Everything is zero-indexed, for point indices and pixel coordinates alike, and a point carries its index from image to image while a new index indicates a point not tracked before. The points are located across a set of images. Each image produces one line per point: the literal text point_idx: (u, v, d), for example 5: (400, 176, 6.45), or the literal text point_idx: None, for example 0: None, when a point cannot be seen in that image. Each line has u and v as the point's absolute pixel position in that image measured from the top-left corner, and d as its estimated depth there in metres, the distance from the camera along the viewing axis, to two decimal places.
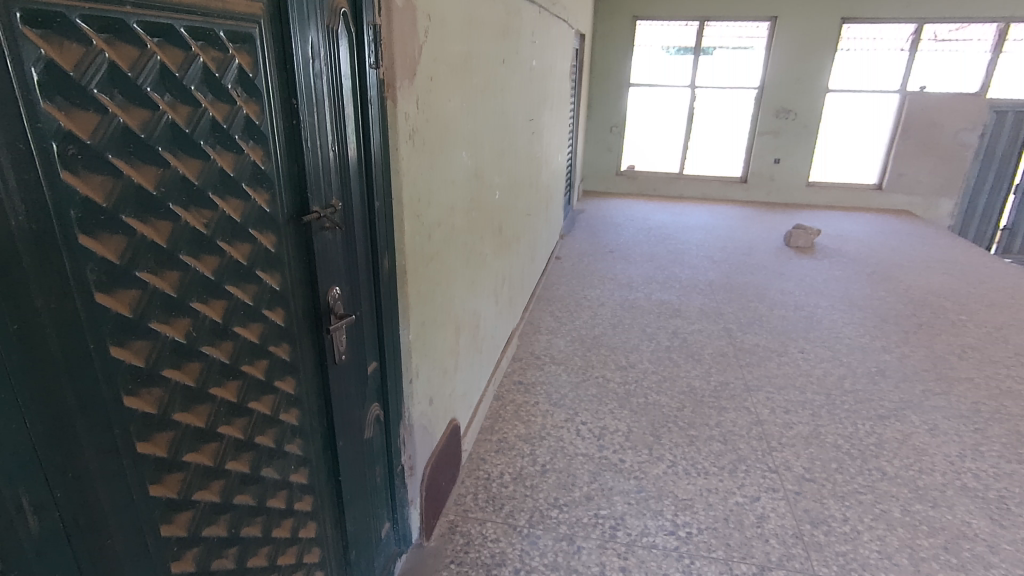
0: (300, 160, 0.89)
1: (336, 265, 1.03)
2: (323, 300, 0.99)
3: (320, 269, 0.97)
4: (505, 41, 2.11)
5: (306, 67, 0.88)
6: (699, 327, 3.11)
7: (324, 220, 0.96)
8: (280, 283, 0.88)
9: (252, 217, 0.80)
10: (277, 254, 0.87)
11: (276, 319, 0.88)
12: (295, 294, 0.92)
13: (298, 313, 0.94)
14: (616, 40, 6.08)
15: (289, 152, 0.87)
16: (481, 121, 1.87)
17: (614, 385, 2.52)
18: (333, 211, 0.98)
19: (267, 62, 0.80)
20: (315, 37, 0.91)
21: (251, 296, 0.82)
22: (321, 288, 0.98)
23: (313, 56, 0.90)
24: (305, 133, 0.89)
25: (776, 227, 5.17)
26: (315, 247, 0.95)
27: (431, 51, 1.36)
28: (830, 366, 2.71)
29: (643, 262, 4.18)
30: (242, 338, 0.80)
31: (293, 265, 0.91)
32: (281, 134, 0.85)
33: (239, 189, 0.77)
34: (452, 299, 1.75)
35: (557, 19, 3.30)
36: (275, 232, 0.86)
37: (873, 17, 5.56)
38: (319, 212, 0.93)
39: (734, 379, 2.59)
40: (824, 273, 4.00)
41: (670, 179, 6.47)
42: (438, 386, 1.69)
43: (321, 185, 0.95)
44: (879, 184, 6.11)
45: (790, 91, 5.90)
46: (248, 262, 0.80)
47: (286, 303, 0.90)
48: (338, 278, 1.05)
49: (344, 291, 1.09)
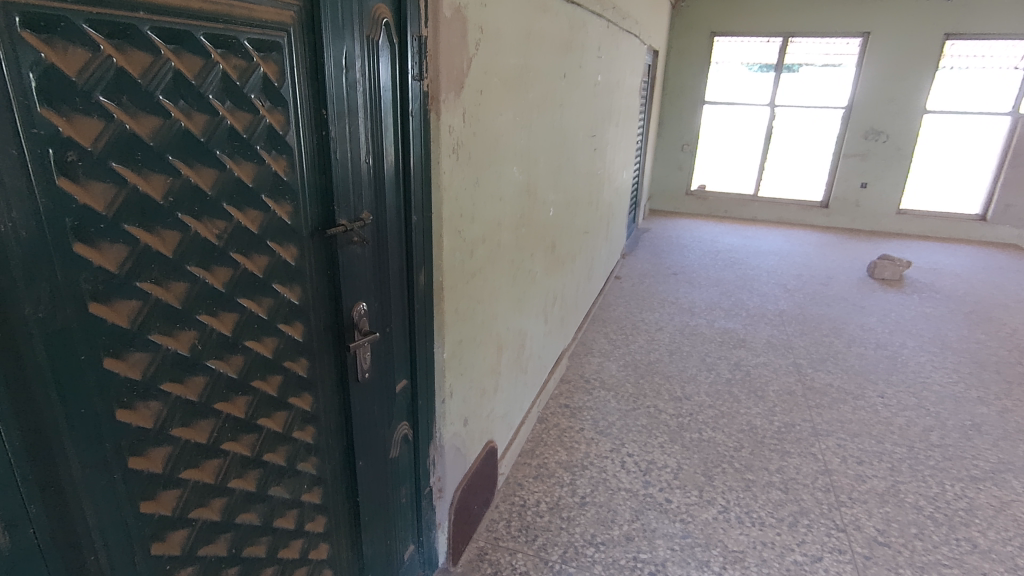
0: (328, 172, 0.87)
1: (365, 279, 1.01)
2: (347, 314, 0.96)
3: (346, 282, 0.95)
4: (568, 56, 2.06)
5: (342, 77, 0.86)
6: (766, 361, 2.89)
7: (352, 233, 0.93)
8: (301, 296, 0.86)
9: (271, 229, 0.78)
10: (300, 267, 0.85)
11: (294, 333, 0.86)
12: (318, 307, 0.90)
13: (321, 325, 0.92)
14: (692, 56, 5.89)
15: (317, 164, 0.85)
16: (536, 135, 1.83)
17: (666, 417, 2.38)
18: (363, 225, 0.96)
19: (298, 72, 0.79)
20: (353, 49, 0.89)
21: (267, 310, 0.80)
22: (346, 302, 0.96)
23: (349, 67, 0.88)
24: (336, 144, 0.87)
25: (860, 256, 4.78)
26: (342, 258, 0.92)
27: (482, 63, 1.32)
28: (914, 415, 2.43)
29: (709, 286, 3.99)
30: (254, 352, 0.78)
31: (316, 278, 0.89)
32: (309, 145, 0.83)
33: (258, 200, 0.75)
34: (496, 316, 1.70)
35: (629, 34, 3.21)
36: (297, 244, 0.84)
37: (982, 33, 5.09)
38: (347, 224, 0.91)
39: (800, 420, 2.37)
40: (912, 309, 3.64)
41: (744, 201, 6.17)
42: (475, 407, 1.64)
43: (351, 197, 0.93)
44: (983, 215, 5.54)
45: (882, 111, 5.49)
46: (265, 275, 0.78)
47: (306, 317, 0.88)
48: (367, 292, 1.02)
49: (374, 306, 1.06)
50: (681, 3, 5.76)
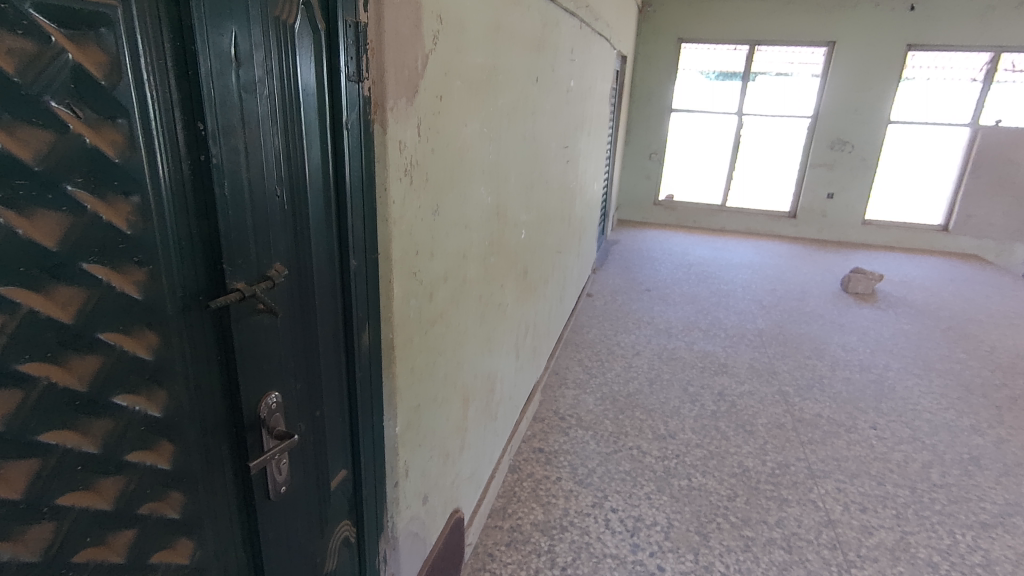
0: (211, 216, 0.58)
1: (281, 358, 0.72)
2: (250, 412, 0.67)
3: (248, 369, 0.65)
4: (540, 57, 1.82)
5: (233, 75, 0.58)
6: (751, 389, 2.70)
7: (257, 300, 0.64)
8: (168, 405, 0.57)
9: (103, 314, 0.50)
10: (168, 361, 0.56)
11: (157, 461, 0.57)
12: (203, 412, 0.61)
13: (208, 435, 0.63)
14: (659, 63, 5.76)
15: (192, 205, 0.56)
16: (506, 149, 1.57)
17: (651, 460, 2.15)
18: (272, 284, 0.67)
19: (150, 63, 0.50)
20: (257, 39, 0.61)
21: (99, 437, 0.52)
22: (251, 395, 0.67)
23: (247, 60, 0.60)
24: (226, 173, 0.58)
25: (831, 269, 4.71)
26: (242, 336, 0.63)
27: (443, 61, 1.06)
28: (912, 450, 2.27)
29: (684, 304, 3.81)
30: (75, 508, 0.50)
31: (199, 372, 0.60)
32: (179, 175, 0.54)
33: (72, 272, 0.47)
34: (462, 364, 1.43)
35: (600, 37, 2.99)
36: (160, 328, 0.55)
37: (943, 45, 5.13)
38: (246, 288, 0.62)
39: (794, 460, 2.17)
40: (890, 326, 3.55)
41: (712, 211, 6.10)
42: (437, 476, 1.36)
43: (252, 249, 0.64)
44: (945, 225, 5.59)
45: (847, 122, 5.48)
46: (92, 390, 0.50)
47: (180, 433, 0.59)
48: (285, 372, 0.73)
49: (298, 387, 0.77)
50: (648, 8, 5.61)
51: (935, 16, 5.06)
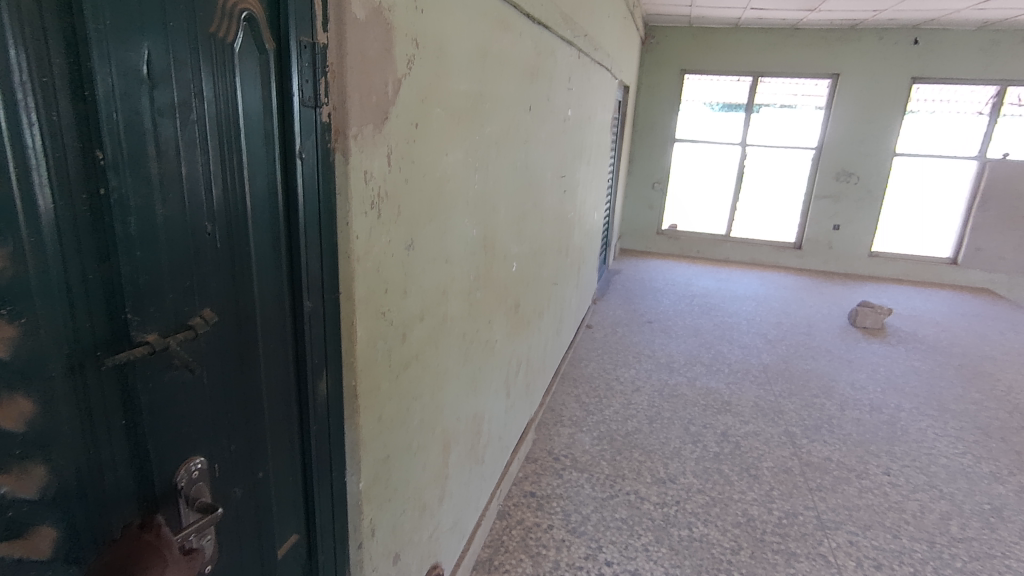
0: (113, 258, 0.50)
1: (209, 418, 0.63)
2: (163, 482, 0.58)
3: (160, 433, 0.56)
4: (534, 84, 1.76)
5: (142, 97, 0.50)
6: (756, 430, 2.57)
7: (174, 354, 0.55)
8: (49, 483, 0.48)
9: None
10: (52, 431, 0.47)
11: (31, 552, 0.47)
12: (103, 486, 0.52)
13: (108, 513, 0.53)
14: (661, 93, 5.76)
15: (90, 246, 0.48)
16: (495, 179, 1.50)
17: (649, 507, 2.02)
18: (195, 334, 0.58)
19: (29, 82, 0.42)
20: (181, 58, 0.53)
21: None
22: (167, 461, 0.58)
23: (164, 82, 0.52)
24: (133, 209, 0.50)
25: (838, 302, 4.61)
26: (154, 396, 0.55)
27: (420, 87, 0.99)
28: (928, 498, 2.13)
29: (686, 336, 3.70)
30: None
31: (92, 439, 0.51)
32: (70, 212, 0.46)
33: None
34: (441, 407, 1.33)
35: (600, 65, 2.96)
36: (41, 392, 0.46)
37: (948, 78, 5.11)
38: (157, 341, 0.53)
39: (802, 509, 2.04)
40: (901, 362, 3.42)
41: (715, 241, 6.03)
42: (411, 531, 1.25)
43: (169, 296, 0.55)
44: (954, 258, 5.49)
45: (852, 153, 5.43)
46: None
47: (63, 515, 0.49)
48: (213, 432, 0.64)
49: (234, 447, 0.69)
50: (650, 39, 5.63)
51: (939, 49, 5.05)
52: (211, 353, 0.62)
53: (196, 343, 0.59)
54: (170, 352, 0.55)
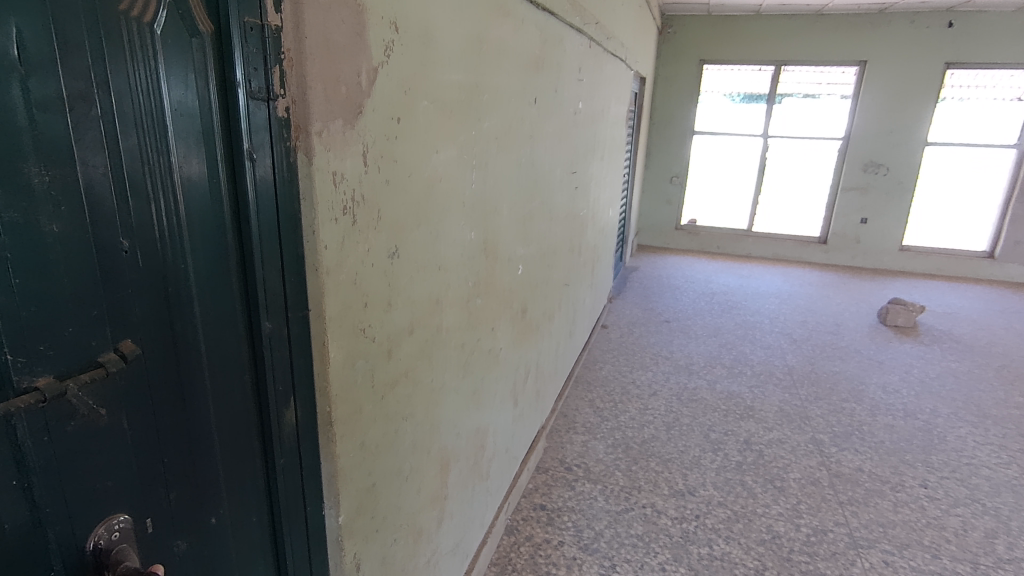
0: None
1: (135, 465, 0.56)
2: (66, 543, 0.51)
3: (62, 487, 0.50)
4: (539, 76, 1.65)
5: (12, 90, 0.42)
6: (781, 437, 2.43)
7: (73, 398, 0.49)
8: None
9: None
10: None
11: None
12: None
13: None
14: (680, 84, 5.58)
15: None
16: (496, 177, 1.39)
17: (666, 522, 1.90)
18: (107, 373, 0.52)
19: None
20: (74, 45, 0.45)
21: None
22: (77, 522, 0.52)
23: (44, 69, 0.44)
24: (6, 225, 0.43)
25: (867, 299, 4.41)
26: (51, 452, 0.48)
27: (402, 76, 0.88)
28: (970, 514, 1.98)
29: (706, 337, 3.56)
30: None
31: None
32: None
33: None
34: (437, 424, 1.23)
35: (613, 56, 2.82)
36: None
37: (984, 62, 4.85)
38: (50, 387, 0.47)
39: (832, 525, 1.90)
40: (936, 364, 3.24)
41: (737, 236, 5.85)
42: (404, 559, 1.16)
43: (61, 327, 0.48)
44: (991, 252, 5.23)
45: (881, 143, 5.20)
46: None
47: None
48: (138, 477, 0.56)
49: (171, 494, 0.61)
50: (668, 29, 5.46)
51: (976, 32, 4.80)
52: (132, 391, 0.54)
53: (115, 384, 0.52)
54: (68, 400, 0.49)
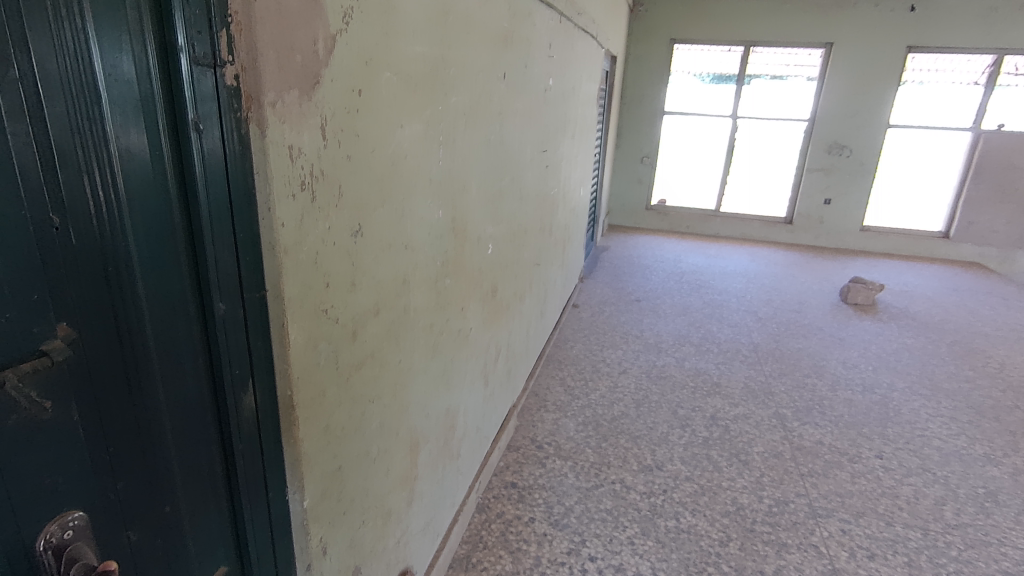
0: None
1: (79, 457, 0.53)
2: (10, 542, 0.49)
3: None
4: (508, 50, 1.61)
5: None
6: (746, 412, 2.50)
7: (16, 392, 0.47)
8: None
9: None
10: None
11: None
12: None
13: None
14: (651, 63, 5.57)
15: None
16: (464, 154, 1.36)
17: (635, 497, 1.94)
18: (52, 362, 0.49)
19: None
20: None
21: None
22: (23, 521, 0.50)
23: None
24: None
25: (829, 278, 4.54)
26: None
27: (362, 44, 0.84)
28: (922, 483, 2.07)
29: (675, 315, 3.62)
30: None
31: None
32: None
33: None
34: (406, 405, 1.22)
35: (584, 32, 2.78)
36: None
37: (945, 46, 4.96)
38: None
39: (793, 496, 1.97)
40: (893, 340, 3.36)
41: (705, 216, 5.92)
42: (373, 542, 1.15)
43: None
44: (946, 232, 5.43)
45: (845, 125, 5.30)
46: None
47: None
48: (84, 469, 0.54)
49: (120, 485, 0.58)
50: (639, 7, 5.43)
51: (938, 16, 4.89)
52: (76, 381, 0.51)
53: (60, 375, 0.50)
54: (7, 391, 0.46)
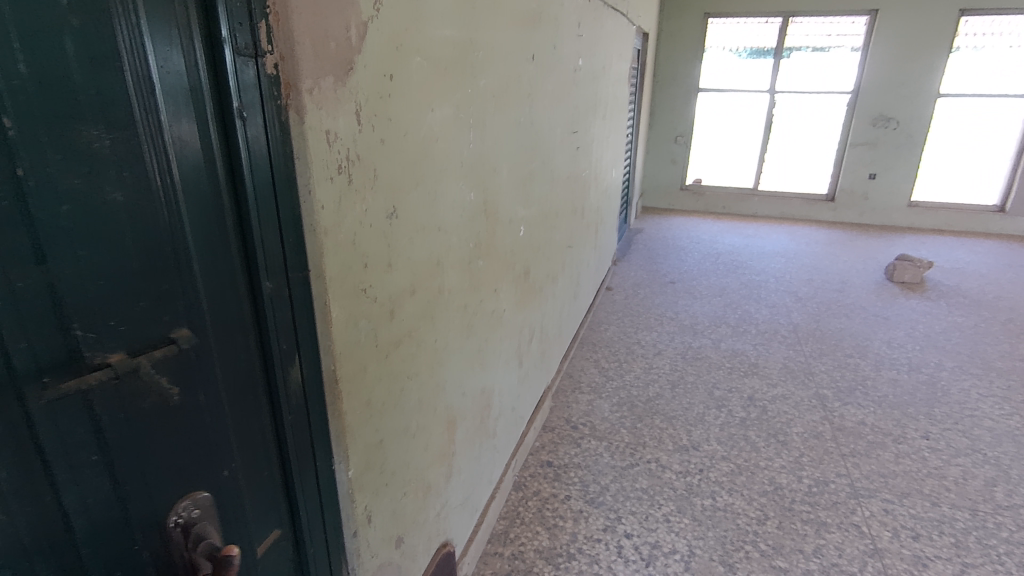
0: (46, 260, 0.46)
1: (184, 435, 0.61)
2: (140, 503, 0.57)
3: (135, 464, 0.56)
4: (537, 31, 1.61)
5: (16, 54, 0.42)
6: (784, 393, 2.46)
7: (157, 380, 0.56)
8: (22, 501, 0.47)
9: None
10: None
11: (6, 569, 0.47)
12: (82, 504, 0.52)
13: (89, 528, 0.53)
14: (684, 39, 5.44)
15: (19, 249, 0.45)
16: (494, 137, 1.38)
17: (671, 476, 1.95)
18: (178, 349, 0.58)
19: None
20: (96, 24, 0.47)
21: None
22: (151, 485, 0.58)
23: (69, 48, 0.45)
24: (64, 193, 0.47)
25: (874, 255, 4.38)
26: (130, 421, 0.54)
27: (392, 29, 0.87)
28: (971, 463, 2.01)
29: (711, 297, 3.56)
30: None
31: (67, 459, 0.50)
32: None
33: None
34: (443, 383, 1.25)
35: (614, 10, 2.75)
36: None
37: (1001, 7, 4.68)
38: (121, 363, 0.53)
39: (834, 476, 1.94)
40: (942, 319, 3.23)
41: (743, 196, 5.77)
42: (414, 513, 1.20)
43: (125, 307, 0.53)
44: (1002, 207, 5.11)
45: (891, 96, 5.08)
46: None
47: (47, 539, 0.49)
48: (193, 446, 0.62)
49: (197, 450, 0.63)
50: None
51: None
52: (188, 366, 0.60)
53: (180, 361, 0.59)
54: (142, 375, 0.55)
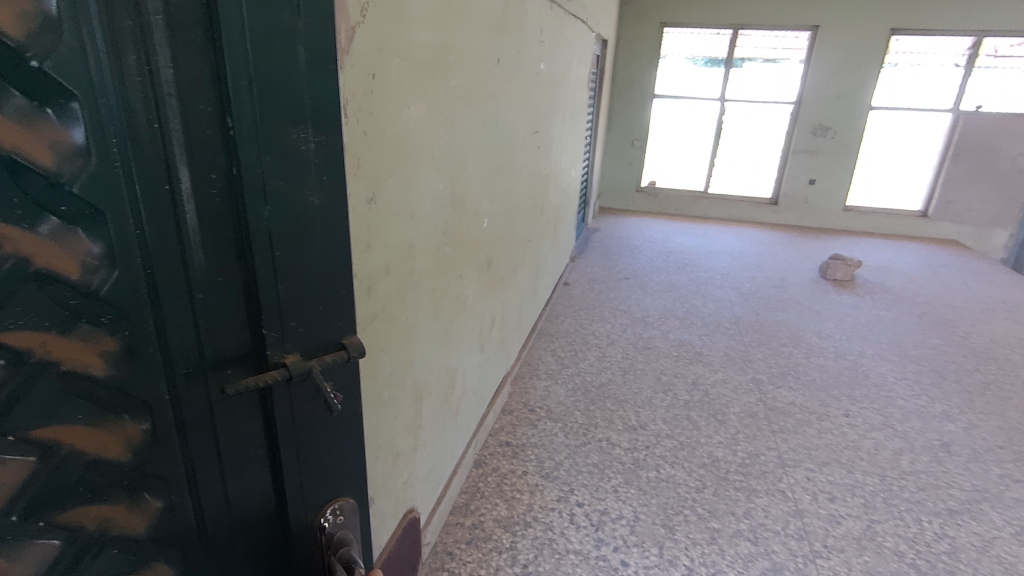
0: (247, 255, 0.55)
1: (330, 424, 0.70)
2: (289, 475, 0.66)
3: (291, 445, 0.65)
4: (503, 37, 1.74)
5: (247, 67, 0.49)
6: (724, 378, 2.68)
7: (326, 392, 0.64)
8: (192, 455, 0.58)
9: (146, 372, 0.52)
10: (160, 462, 0.56)
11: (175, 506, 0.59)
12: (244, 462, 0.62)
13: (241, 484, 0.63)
14: (640, 47, 5.68)
15: (226, 244, 0.54)
16: (463, 134, 1.51)
17: (619, 452, 2.11)
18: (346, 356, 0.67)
19: (172, 61, 0.46)
20: (316, 45, 0.55)
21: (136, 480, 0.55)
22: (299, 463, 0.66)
23: (295, 66, 0.53)
24: (270, 193, 0.54)
25: (811, 255, 4.71)
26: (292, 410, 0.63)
27: (375, 35, 0.98)
28: (883, 436, 2.26)
29: (662, 292, 3.78)
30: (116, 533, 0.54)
31: (240, 427, 0.61)
32: (196, 194, 0.51)
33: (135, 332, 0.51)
34: (412, 359, 1.37)
35: (574, 18, 2.91)
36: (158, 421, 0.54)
37: (927, 29, 5.10)
38: (294, 364, 0.61)
39: (764, 450, 2.15)
40: (867, 312, 3.54)
41: (694, 198, 6.07)
42: (384, 479, 1.31)
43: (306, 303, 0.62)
44: (925, 210, 5.60)
45: (829, 108, 5.44)
46: (136, 452, 0.54)
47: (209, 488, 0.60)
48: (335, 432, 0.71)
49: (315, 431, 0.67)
50: None
51: None
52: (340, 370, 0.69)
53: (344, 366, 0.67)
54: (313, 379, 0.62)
